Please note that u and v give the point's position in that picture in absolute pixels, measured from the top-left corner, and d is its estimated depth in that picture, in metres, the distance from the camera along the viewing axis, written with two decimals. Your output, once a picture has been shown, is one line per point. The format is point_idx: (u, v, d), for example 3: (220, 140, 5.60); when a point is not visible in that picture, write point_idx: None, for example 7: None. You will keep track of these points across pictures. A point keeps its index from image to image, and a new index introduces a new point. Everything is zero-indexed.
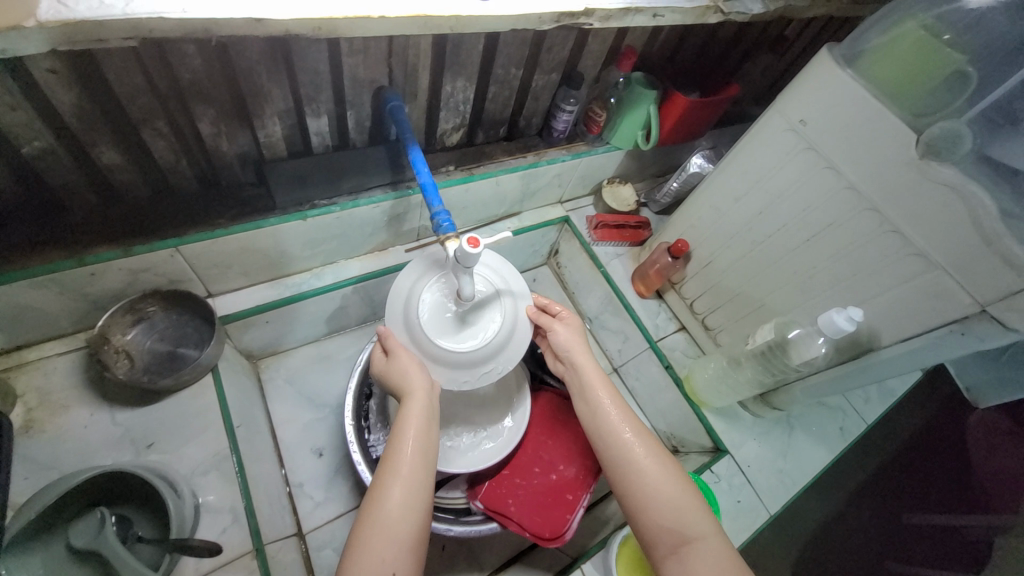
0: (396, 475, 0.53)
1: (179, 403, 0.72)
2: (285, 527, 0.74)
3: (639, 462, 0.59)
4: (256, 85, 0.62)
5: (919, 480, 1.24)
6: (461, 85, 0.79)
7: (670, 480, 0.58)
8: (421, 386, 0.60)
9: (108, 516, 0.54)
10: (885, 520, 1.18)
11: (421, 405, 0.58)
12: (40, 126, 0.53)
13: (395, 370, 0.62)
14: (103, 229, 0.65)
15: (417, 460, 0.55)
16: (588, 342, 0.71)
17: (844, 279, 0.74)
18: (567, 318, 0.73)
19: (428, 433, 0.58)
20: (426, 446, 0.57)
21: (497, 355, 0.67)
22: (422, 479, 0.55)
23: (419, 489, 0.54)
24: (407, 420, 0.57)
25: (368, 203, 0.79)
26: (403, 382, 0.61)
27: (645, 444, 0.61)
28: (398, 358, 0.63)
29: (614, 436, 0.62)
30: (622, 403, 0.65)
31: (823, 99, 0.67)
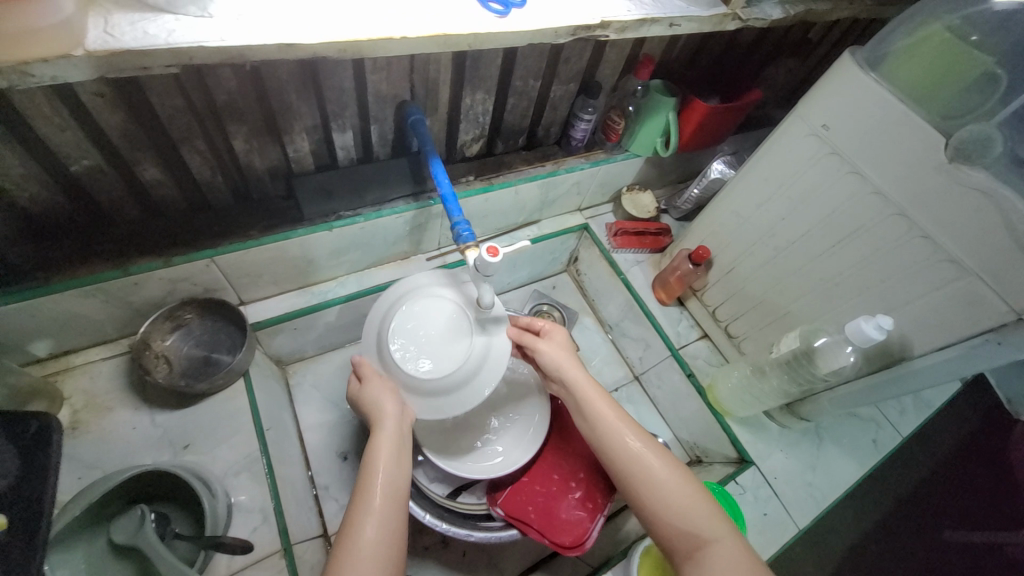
0: (368, 510, 0.54)
1: (213, 406, 0.75)
2: (310, 528, 0.76)
3: (646, 471, 0.59)
4: (287, 102, 0.65)
5: (961, 495, 1.18)
6: (480, 97, 0.81)
7: (678, 484, 0.58)
8: (391, 413, 0.62)
9: (149, 512, 0.57)
10: (923, 537, 1.13)
11: (390, 437, 0.60)
12: (88, 145, 0.58)
13: (367, 398, 0.64)
14: (145, 240, 0.69)
15: (389, 490, 0.57)
16: (574, 354, 0.71)
17: (872, 286, 0.72)
18: (551, 335, 0.72)
19: (399, 460, 0.59)
20: (399, 475, 0.58)
21: (454, 396, 0.65)
22: (394, 509, 0.56)
23: (395, 517, 0.55)
24: (376, 454, 0.59)
25: (391, 213, 0.82)
26: (375, 409, 0.63)
27: (651, 450, 0.61)
28: (372, 381, 0.65)
29: (618, 448, 0.61)
30: (621, 412, 0.65)
31: (846, 103, 0.66)
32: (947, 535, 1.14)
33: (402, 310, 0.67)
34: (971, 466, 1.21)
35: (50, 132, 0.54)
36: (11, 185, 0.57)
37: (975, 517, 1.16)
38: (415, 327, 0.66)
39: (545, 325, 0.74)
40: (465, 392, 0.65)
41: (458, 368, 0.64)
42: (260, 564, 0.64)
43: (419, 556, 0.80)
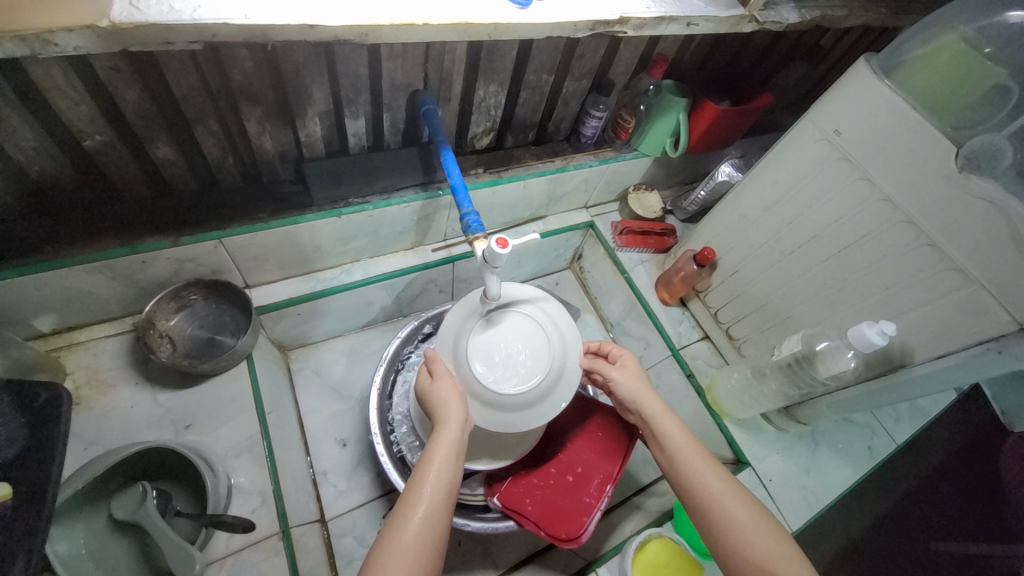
0: (415, 507, 0.53)
1: (216, 387, 0.75)
2: (309, 513, 0.77)
3: (731, 516, 0.57)
4: (301, 86, 0.65)
5: (949, 505, 1.19)
6: (493, 90, 0.81)
7: (756, 524, 0.56)
8: (457, 416, 0.60)
9: (150, 489, 0.57)
10: (906, 545, 1.15)
11: (451, 437, 0.58)
12: (101, 120, 0.57)
13: (434, 396, 0.62)
14: (154, 219, 0.69)
15: (441, 490, 0.55)
16: (649, 382, 0.69)
17: (876, 293, 0.72)
18: (624, 362, 0.71)
19: (455, 463, 0.57)
20: (452, 478, 0.56)
21: (521, 416, 0.65)
22: (443, 513, 0.54)
23: (442, 518, 0.54)
24: (435, 451, 0.57)
25: (399, 202, 0.82)
26: (440, 408, 0.61)
27: (734, 491, 0.59)
28: (443, 378, 0.64)
29: (700, 488, 0.59)
30: (703, 449, 0.63)
31: (858, 110, 0.67)
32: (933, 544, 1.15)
33: (483, 321, 0.67)
34: (962, 475, 1.22)
35: (64, 106, 0.54)
36: (24, 156, 0.57)
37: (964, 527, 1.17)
38: (497, 339, 0.66)
39: (620, 351, 0.73)
40: (529, 413, 0.65)
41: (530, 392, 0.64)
42: (260, 545, 0.64)
43: None
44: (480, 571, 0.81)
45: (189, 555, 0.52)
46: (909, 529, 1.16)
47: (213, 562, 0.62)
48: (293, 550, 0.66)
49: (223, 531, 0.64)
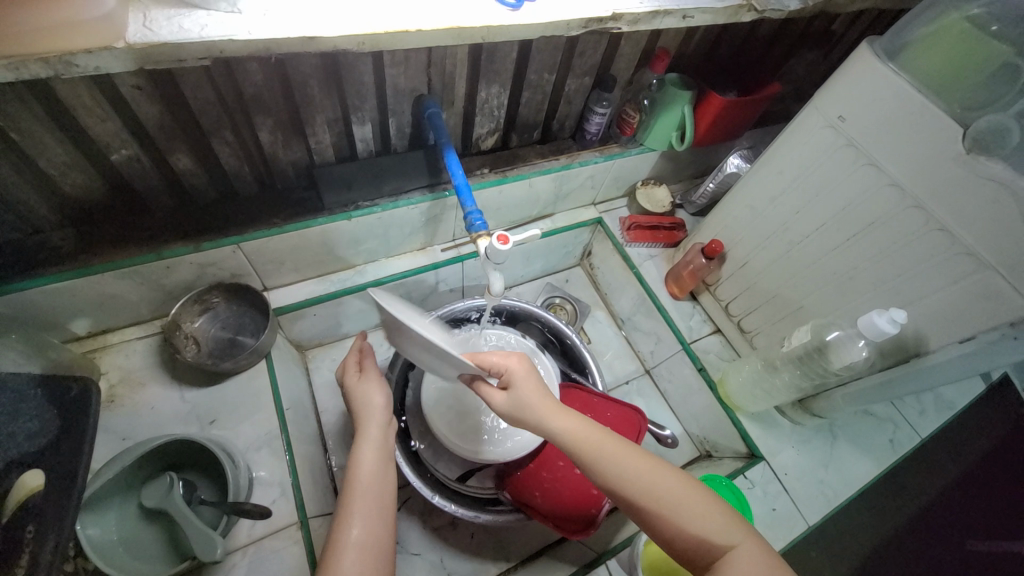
0: (350, 516, 0.56)
1: (238, 385, 0.79)
2: (328, 505, 0.80)
3: (675, 509, 0.56)
4: (310, 97, 0.68)
5: (986, 504, 1.14)
6: (495, 91, 0.83)
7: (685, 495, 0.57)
8: (375, 419, 0.65)
9: (177, 480, 0.59)
10: (944, 547, 1.10)
11: (374, 441, 0.63)
12: (126, 135, 0.62)
13: (355, 403, 0.67)
14: (177, 226, 0.73)
15: (372, 491, 0.59)
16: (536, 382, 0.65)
17: (888, 280, 0.70)
18: (517, 378, 0.65)
19: (381, 470, 0.61)
20: (382, 485, 0.60)
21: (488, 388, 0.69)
22: (379, 515, 0.57)
23: (382, 516, 0.58)
24: (360, 467, 0.61)
25: (407, 204, 0.85)
26: (362, 411, 0.66)
27: (670, 482, 0.58)
28: (360, 396, 0.67)
29: (625, 481, 0.58)
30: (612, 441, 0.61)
31: (861, 95, 0.66)
32: (970, 544, 1.11)
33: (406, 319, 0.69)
34: (995, 471, 1.18)
35: (92, 123, 0.58)
36: (57, 170, 0.61)
37: (1002, 525, 1.12)
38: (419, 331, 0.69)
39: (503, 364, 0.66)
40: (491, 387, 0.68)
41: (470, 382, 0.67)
42: (278, 534, 0.68)
43: (429, 535, 0.83)
44: (492, 563, 0.83)
45: (210, 542, 0.55)
46: (945, 530, 1.12)
47: (236, 550, 0.66)
48: (311, 539, 0.69)
49: (245, 521, 0.68)
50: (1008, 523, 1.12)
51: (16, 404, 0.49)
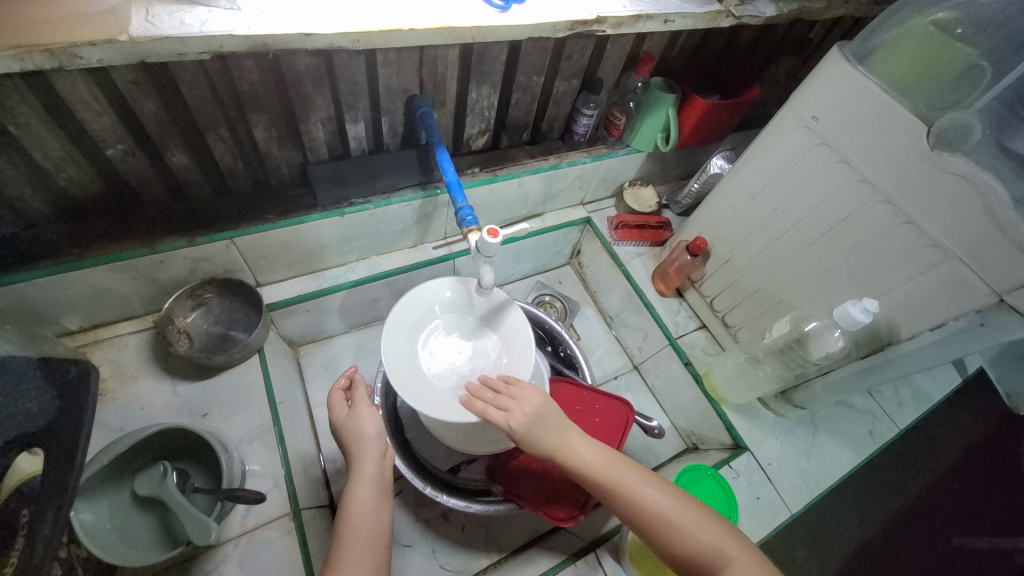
0: (342, 561, 0.56)
1: (230, 379, 0.80)
2: (320, 498, 0.80)
3: (703, 539, 0.56)
4: (304, 94, 0.70)
5: (969, 500, 1.18)
6: (485, 92, 0.85)
7: (693, 516, 0.58)
8: (372, 456, 0.65)
9: (171, 468, 0.60)
10: (930, 544, 1.12)
11: (370, 476, 0.63)
12: (122, 130, 0.63)
13: (352, 432, 0.67)
14: (171, 221, 0.74)
15: (364, 529, 0.59)
16: (546, 403, 0.64)
17: (862, 273, 0.74)
18: (527, 430, 0.62)
19: (378, 509, 0.61)
20: (375, 524, 0.60)
21: (515, 335, 0.75)
22: (370, 549, 0.58)
23: (373, 553, 0.58)
24: (354, 501, 0.61)
25: (399, 201, 0.87)
26: (357, 446, 0.66)
27: (692, 508, 0.59)
28: (352, 429, 0.67)
29: (638, 501, 0.59)
30: (620, 461, 0.62)
31: (833, 96, 0.69)
32: (952, 539, 1.13)
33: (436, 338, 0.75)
34: (975, 468, 1.21)
35: (89, 117, 0.59)
36: (53, 164, 0.62)
37: (983, 520, 1.16)
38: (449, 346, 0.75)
39: (508, 423, 0.62)
40: (519, 337, 0.74)
41: (508, 366, 0.72)
42: (271, 525, 0.68)
43: (421, 526, 0.84)
44: (483, 554, 0.84)
45: (205, 527, 0.55)
46: (932, 525, 1.14)
47: (229, 540, 0.66)
48: (303, 529, 0.69)
49: (238, 511, 0.69)
50: (989, 517, 1.16)
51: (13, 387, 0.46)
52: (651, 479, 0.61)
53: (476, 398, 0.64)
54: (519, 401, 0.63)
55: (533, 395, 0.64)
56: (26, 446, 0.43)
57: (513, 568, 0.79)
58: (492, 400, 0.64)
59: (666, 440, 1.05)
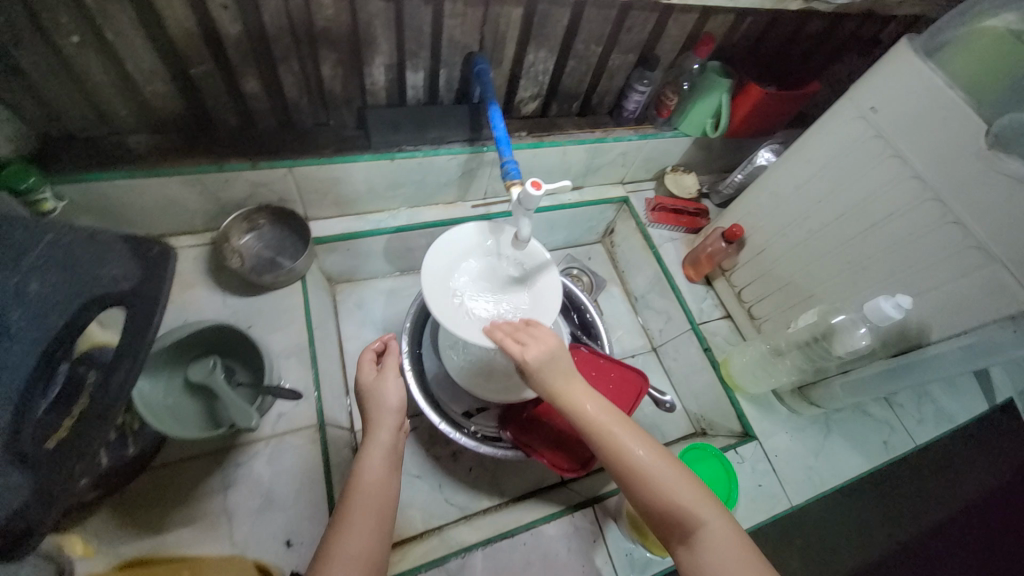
0: (348, 528, 0.56)
1: (274, 299, 0.86)
2: (343, 421, 0.86)
3: (678, 499, 0.56)
4: (371, 36, 0.74)
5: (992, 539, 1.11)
6: (542, 55, 0.87)
7: (677, 478, 0.57)
8: (389, 425, 0.65)
9: (216, 366, 0.64)
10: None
11: (382, 447, 0.63)
12: (206, 52, 0.68)
13: (373, 399, 0.67)
14: (238, 144, 0.80)
15: (373, 495, 0.59)
16: (560, 348, 0.64)
17: (901, 272, 0.73)
18: (537, 367, 0.62)
19: (388, 481, 0.61)
20: (383, 493, 0.60)
21: (547, 284, 0.75)
22: (375, 521, 0.57)
23: (376, 525, 0.57)
24: (365, 469, 0.61)
25: (447, 153, 0.90)
26: (375, 415, 0.66)
27: (675, 469, 0.58)
28: (374, 394, 0.67)
29: (625, 454, 0.59)
30: (617, 415, 0.62)
31: (895, 87, 0.68)
32: None
33: (468, 263, 0.75)
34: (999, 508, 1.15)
35: (180, 35, 0.65)
36: (142, 76, 0.68)
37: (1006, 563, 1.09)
38: (477, 273, 0.75)
39: (522, 356, 0.62)
40: (550, 286, 0.74)
41: (533, 310, 0.72)
42: (299, 432, 0.75)
43: (430, 462, 0.89)
44: (485, 495, 0.88)
45: (248, 414, 0.61)
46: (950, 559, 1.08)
47: (260, 439, 0.73)
48: (326, 441, 0.75)
49: (270, 416, 0.75)
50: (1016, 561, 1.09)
51: (91, 254, 0.46)
52: (640, 438, 0.60)
53: (497, 327, 0.65)
54: (536, 340, 0.63)
55: (552, 338, 0.64)
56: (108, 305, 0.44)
57: (513, 512, 0.83)
58: (511, 333, 0.64)
59: (675, 421, 1.07)
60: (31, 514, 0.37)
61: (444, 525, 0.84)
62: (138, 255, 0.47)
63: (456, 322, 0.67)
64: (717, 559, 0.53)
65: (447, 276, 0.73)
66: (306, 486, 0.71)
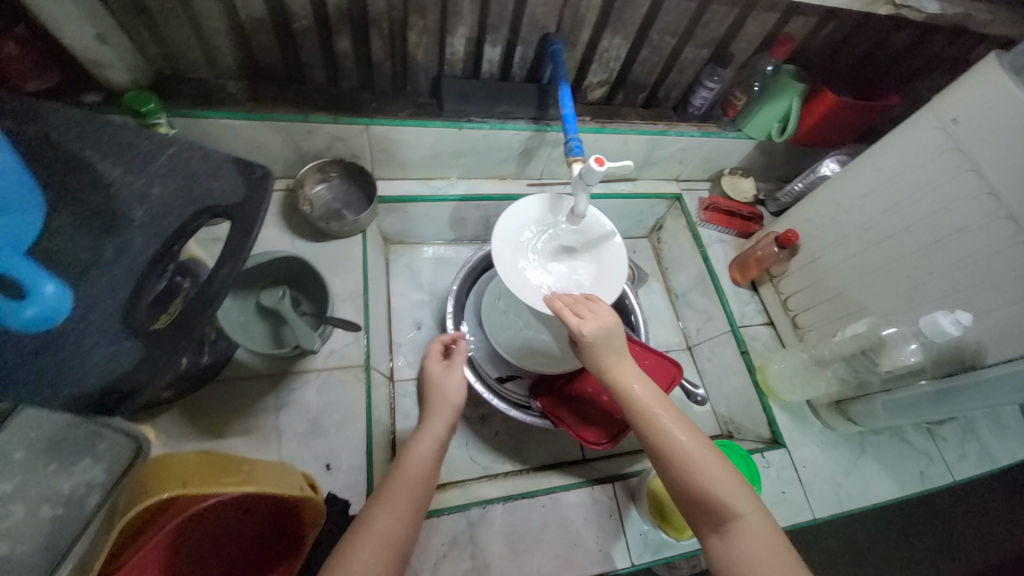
0: (385, 503, 0.55)
1: (336, 247, 0.92)
2: (385, 369, 0.92)
3: (716, 485, 0.55)
4: (458, 8, 0.78)
5: None
6: (617, 42, 0.89)
7: (718, 466, 0.56)
8: (443, 417, 0.66)
9: (285, 293, 0.71)
10: None
11: (433, 436, 0.63)
12: (309, 8, 0.74)
13: (427, 384, 0.70)
14: (323, 100, 0.86)
15: (414, 481, 0.58)
16: (616, 328, 0.65)
17: (962, 290, 0.72)
18: (592, 340, 0.64)
19: (431, 471, 0.61)
20: (425, 483, 0.59)
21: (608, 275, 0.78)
22: (412, 511, 0.56)
23: (409, 515, 0.55)
24: (411, 454, 0.61)
25: (512, 129, 0.93)
26: (431, 402, 0.67)
27: (717, 458, 0.57)
28: (435, 383, 0.69)
29: (665, 432, 0.59)
30: (662, 398, 0.62)
31: (981, 99, 0.66)
32: None
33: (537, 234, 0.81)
34: None
35: None
36: (250, 25, 0.74)
37: None
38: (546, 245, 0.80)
39: (578, 328, 0.65)
40: (609, 277, 0.77)
41: (592, 290, 0.76)
42: (347, 370, 0.80)
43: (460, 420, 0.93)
44: (508, 459, 0.92)
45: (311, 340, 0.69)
46: None
47: (312, 370, 0.79)
48: (369, 382, 0.81)
49: (323, 351, 0.81)
50: None
51: (197, 169, 0.51)
52: (685, 423, 0.60)
53: (558, 299, 0.70)
54: (595, 314, 0.66)
55: (609, 317, 0.66)
56: (215, 215, 0.48)
57: (533, 479, 0.86)
58: (571, 306, 0.68)
59: (701, 421, 1.07)
60: (138, 377, 0.42)
61: (466, 480, 0.87)
62: (245, 176, 0.51)
63: (518, 289, 0.73)
64: (750, 552, 0.51)
65: (516, 244, 0.79)
66: (348, 419, 0.76)
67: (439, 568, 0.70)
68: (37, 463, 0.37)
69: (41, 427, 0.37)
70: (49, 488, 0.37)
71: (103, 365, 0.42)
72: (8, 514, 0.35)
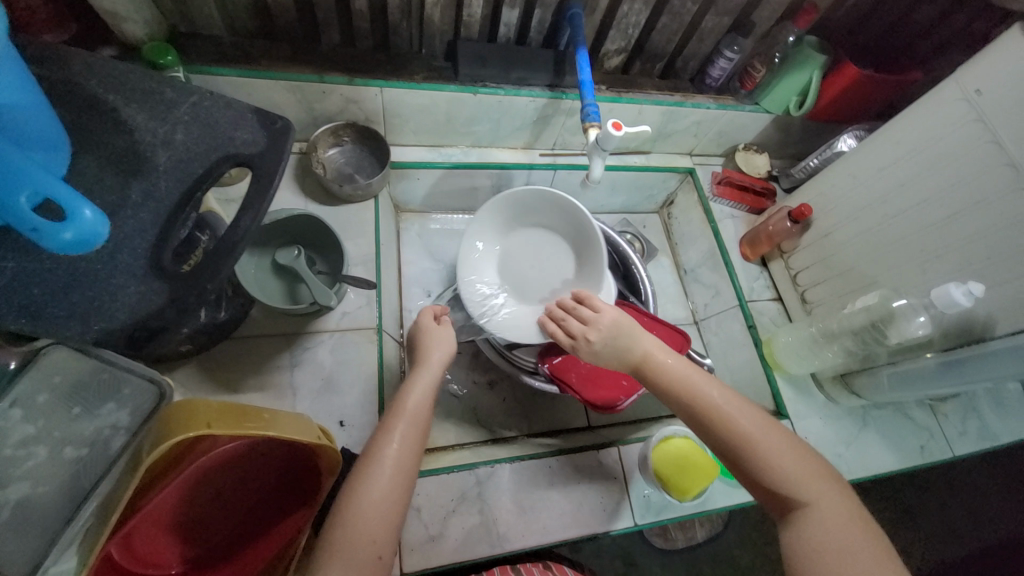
0: (392, 432, 0.57)
1: (348, 211, 0.92)
2: (395, 333, 0.93)
3: (777, 470, 0.55)
4: None
5: None
6: (637, 8, 0.88)
7: (779, 446, 0.57)
8: (437, 360, 0.68)
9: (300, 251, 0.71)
10: None
11: (430, 373, 0.66)
12: None
13: (425, 340, 0.72)
14: (337, 60, 0.85)
15: (414, 412, 0.60)
16: (627, 327, 0.69)
17: (977, 262, 0.72)
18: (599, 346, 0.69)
19: (428, 401, 0.62)
20: (424, 412, 0.61)
21: (587, 270, 0.91)
22: (416, 436, 0.58)
23: (414, 443, 0.57)
24: (411, 390, 0.63)
25: (527, 95, 0.92)
26: (425, 353, 0.70)
27: (777, 438, 0.57)
28: (427, 338, 0.72)
29: (714, 416, 0.59)
30: (707, 378, 0.63)
31: (1008, 69, 0.65)
32: None
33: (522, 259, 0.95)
34: None
35: None
36: None
37: None
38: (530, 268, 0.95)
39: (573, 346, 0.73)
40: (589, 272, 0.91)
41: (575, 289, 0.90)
42: (359, 331, 0.81)
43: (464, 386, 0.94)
44: (516, 424, 0.94)
45: (327, 295, 0.72)
46: None
47: (325, 330, 0.80)
48: (381, 344, 0.82)
49: (336, 313, 0.81)
50: None
51: (219, 117, 0.51)
52: (739, 404, 0.60)
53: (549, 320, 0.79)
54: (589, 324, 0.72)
55: (604, 320, 0.71)
56: (236, 163, 0.49)
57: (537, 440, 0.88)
58: (563, 325, 0.76)
59: None
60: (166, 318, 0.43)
61: (472, 441, 0.89)
62: (265, 126, 0.51)
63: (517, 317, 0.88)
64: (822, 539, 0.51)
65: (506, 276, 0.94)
66: (361, 378, 0.77)
67: (449, 522, 0.72)
68: (62, 406, 0.46)
69: (61, 373, 0.46)
70: (73, 430, 0.46)
71: (132, 304, 0.43)
72: (31, 454, 0.43)
